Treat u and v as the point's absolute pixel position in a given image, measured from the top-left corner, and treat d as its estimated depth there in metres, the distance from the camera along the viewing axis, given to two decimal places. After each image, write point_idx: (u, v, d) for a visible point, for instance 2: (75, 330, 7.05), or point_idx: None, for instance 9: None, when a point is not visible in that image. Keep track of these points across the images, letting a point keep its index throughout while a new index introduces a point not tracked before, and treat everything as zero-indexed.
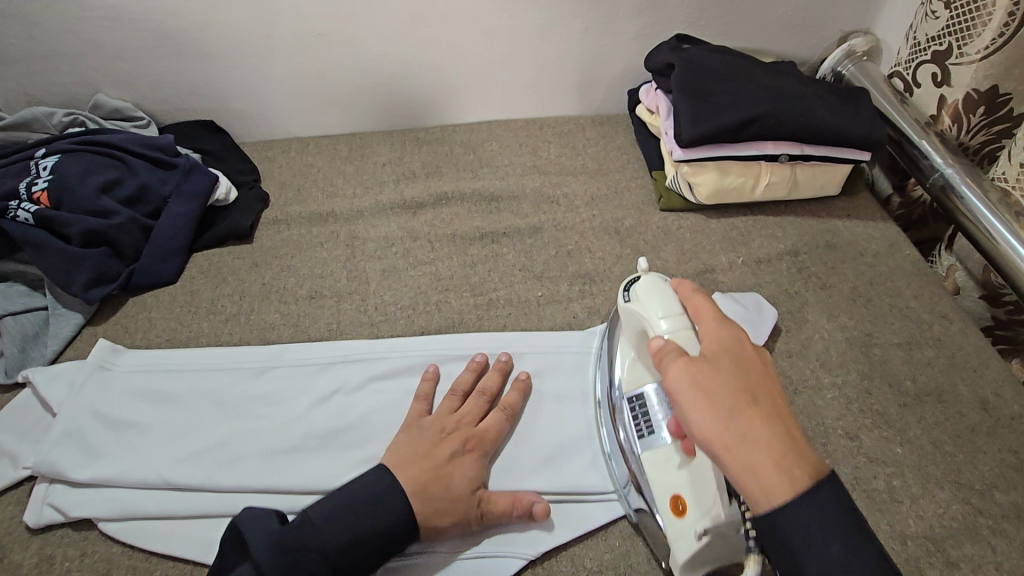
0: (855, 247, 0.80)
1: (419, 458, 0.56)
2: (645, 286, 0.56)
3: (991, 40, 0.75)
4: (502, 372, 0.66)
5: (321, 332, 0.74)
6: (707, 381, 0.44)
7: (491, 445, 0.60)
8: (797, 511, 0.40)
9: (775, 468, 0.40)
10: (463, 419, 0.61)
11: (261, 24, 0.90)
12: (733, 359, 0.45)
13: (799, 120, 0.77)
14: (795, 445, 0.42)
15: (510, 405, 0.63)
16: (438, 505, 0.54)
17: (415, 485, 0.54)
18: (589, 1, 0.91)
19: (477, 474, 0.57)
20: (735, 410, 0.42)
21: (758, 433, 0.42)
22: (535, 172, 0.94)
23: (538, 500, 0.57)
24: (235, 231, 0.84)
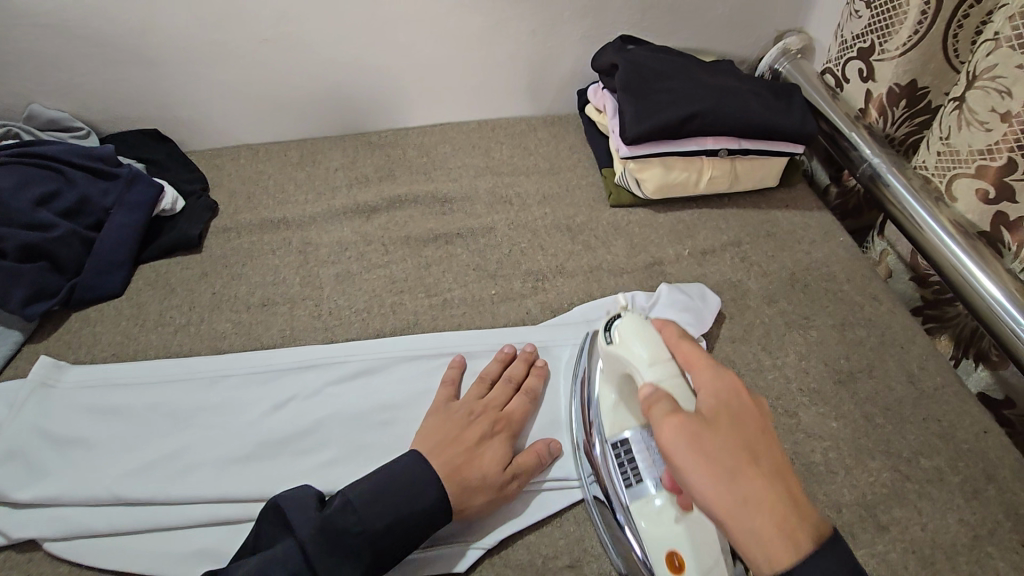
0: (794, 235, 0.84)
1: (450, 442, 0.58)
2: (628, 326, 0.53)
3: (908, 37, 0.80)
4: (528, 364, 0.67)
5: (274, 339, 0.74)
6: (705, 440, 0.40)
7: (518, 426, 0.62)
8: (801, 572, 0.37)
9: (779, 532, 0.38)
10: (489, 402, 0.63)
11: (205, 29, 0.89)
12: (729, 412, 0.42)
13: (736, 116, 0.81)
14: (800, 508, 0.39)
15: (533, 390, 0.65)
16: (473, 486, 0.56)
17: (448, 469, 0.56)
18: (534, 4, 0.93)
19: (507, 454, 0.59)
20: (738, 471, 0.39)
21: (761, 497, 0.39)
22: (488, 173, 0.95)
23: (552, 440, 0.62)
24: (183, 241, 0.83)
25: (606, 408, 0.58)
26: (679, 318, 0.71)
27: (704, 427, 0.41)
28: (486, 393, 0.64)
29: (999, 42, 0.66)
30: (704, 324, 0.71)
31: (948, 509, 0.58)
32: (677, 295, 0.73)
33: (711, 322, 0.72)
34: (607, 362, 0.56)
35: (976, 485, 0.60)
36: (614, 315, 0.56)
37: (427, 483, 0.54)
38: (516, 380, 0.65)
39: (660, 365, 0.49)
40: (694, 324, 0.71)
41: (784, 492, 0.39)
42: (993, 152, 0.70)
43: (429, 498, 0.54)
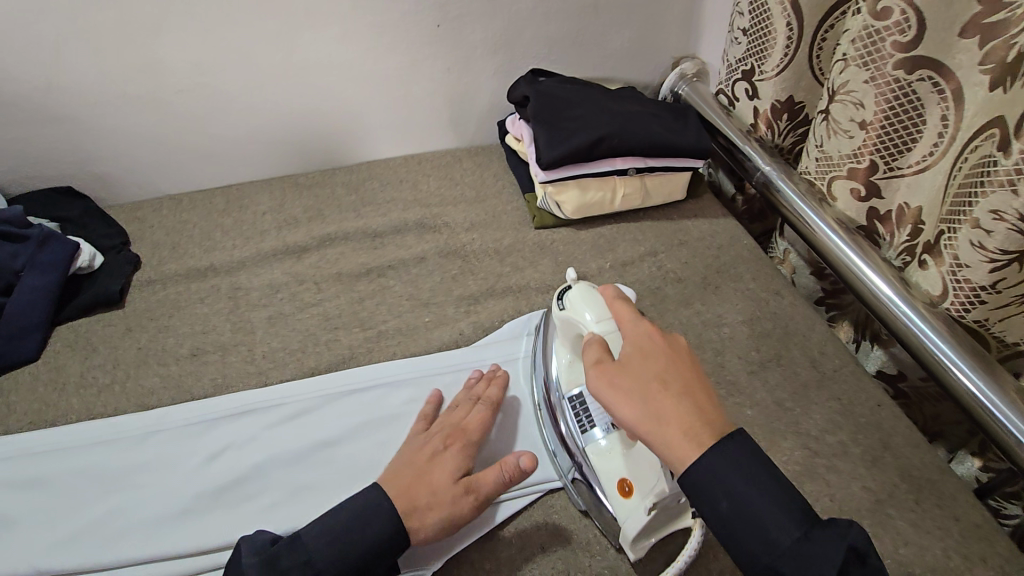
0: (703, 242, 0.91)
1: (404, 463, 0.59)
2: (577, 293, 0.62)
3: (780, 60, 0.90)
4: (487, 379, 0.70)
5: (205, 389, 0.72)
6: (620, 378, 0.50)
7: (473, 437, 0.63)
8: (709, 466, 0.44)
9: (683, 436, 0.46)
10: (447, 419, 0.65)
11: (116, 83, 0.89)
12: (644, 352, 0.51)
13: (638, 137, 0.87)
14: (705, 418, 0.47)
15: (490, 401, 0.67)
16: (424, 502, 0.56)
17: (398, 488, 0.56)
18: (447, 44, 0.98)
19: (458, 464, 0.59)
20: (647, 394, 0.48)
21: (666, 415, 0.47)
22: (417, 205, 0.98)
23: (522, 454, 0.59)
24: (104, 298, 0.81)
25: (563, 369, 0.66)
26: None
27: (619, 370, 0.51)
28: (448, 412, 0.66)
29: (848, 62, 0.75)
30: None
31: (852, 478, 0.64)
32: None
33: None
34: (562, 329, 0.64)
35: (874, 454, 0.66)
36: (566, 286, 0.65)
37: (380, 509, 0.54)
38: (475, 394, 0.68)
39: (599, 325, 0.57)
40: None
41: (690, 405, 0.47)
42: (858, 156, 0.79)
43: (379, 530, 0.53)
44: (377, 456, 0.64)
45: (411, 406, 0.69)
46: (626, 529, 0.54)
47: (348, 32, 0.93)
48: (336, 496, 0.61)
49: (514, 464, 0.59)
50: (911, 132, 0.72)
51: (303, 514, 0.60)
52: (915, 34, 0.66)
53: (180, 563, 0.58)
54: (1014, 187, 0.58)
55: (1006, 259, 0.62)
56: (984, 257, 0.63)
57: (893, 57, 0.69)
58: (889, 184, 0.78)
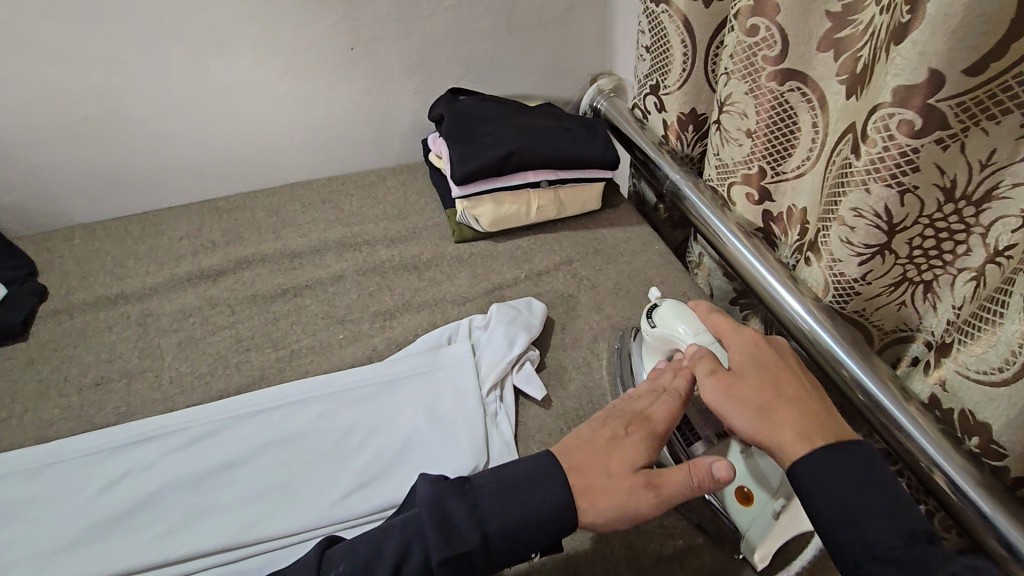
0: (617, 249, 0.95)
1: (581, 442, 0.57)
2: (669, 309, 0.67)
3: (680, 74, 0.95)
4: (677, 369, 0.63)
5: (108, 418, 0.71)
6: (737, 386, 0.56)
7: (658, 427, 0.57)
8: (820, 463, 0.49)
9: (800, 437, 0.51)
10: (630, 405, 0.60)
11: (17, 113, 0.87)
12: (754, 364, 0.58)
13: (546, 152, 0.91)
14: (820, 421, 0.52)
15: (681, 391, 0.60)
16: (597, 485, 0.53)
17: (573, 466, 0.55)
18: (362, 67, 1.01)
19: (640, 454, 0.55)
20: (762, 403, 0.54)
21: (786, 423, 0.53)
22: (338, 225, 0.99)
23: (716, 460, 0.52)
24: (5, 331, 0.79)
25: None
26: (511, 330, 0.76)
27: (733, 380, 0.57)
28: (631, 398, 0.62)
29: (730, 75, 0.79)
30: (533, 333, 0.77)
31: None
32: (506, 311, 0.79)
33: (541, 327, 0.78)
34: (651, 345, 0.69)
35: None
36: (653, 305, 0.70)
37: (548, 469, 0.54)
38: (661, 385, 0.62)
39: (698, 334, 0.64)
40: (525, 335, 0.76)
41: (804, 411, 0.53)
42: (749, 162, 0.84)
43: (549, 495, 0.53)
44: (277, 476, 0.64)
45: (315, 423, 0.69)
46: (753, 536, 0.59)
47: (261, 57, 0.94)
48: (237, 518, 0.61)
49: (704, 471, 0.52)
50: (789, 138, 0.77)
51: (199, 540, 0.59)
52: (780, 49, 0.71)
53: None
54: (867, 186, 0.62)
55: (871, 252, 0.66)
56: (852, 252, 0.68)
57: (766, 70, 0.74)
58: (777, 188, 0.83)
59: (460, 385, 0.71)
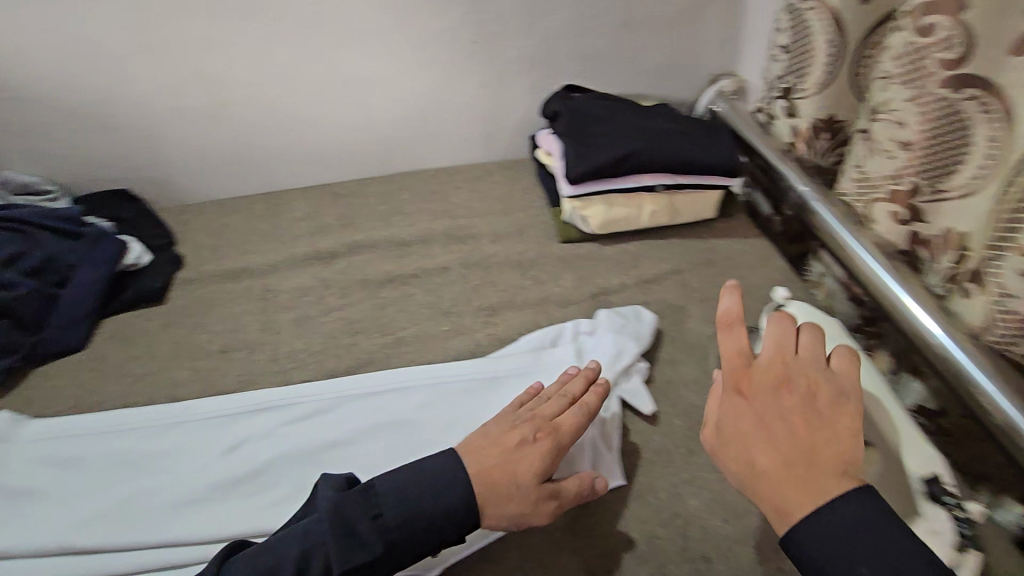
0: (732, 261, 0.89)
1: (489, 445, 0.56)
2: None
3: (821, 77, 0.87)
4: (587, 379, 0.64)
5: (231, 384, 0.75)
6: (718, 449, 0.48)
7: (565, 437, 0.58)
8: (800, 539, 0.42)
9: (777, 513, 0.43)
10: (540, 411, 0.60)
11: (173, 95, 0.95)
12: (735, 418, 0.47)
13: (665, 154, 0.86)
14: (802, 490, 0.43)
15: (588, 405, 0.61)
16: (505, 491, 0.53)
17: (481, 469, 0.54)
18: (480, 61, 1.01)
19: (545, 466, 0.55)
20: (742, 471, 0.46)
21: (766, 489, 0.44)
22: (445, 217, 1.00)
23: (598, 476, 0.58)
24: (146, 294, 0.86)
25: None
26: (620, 340, 0.73)
27: (716, 441, 0.48)
28: (542, 404, 0.61)
29: (890, 79, 0.72)
30: (643, 344, 0.73)
31: None
32: (615, 318, 0.76)
33: (650, 338, 0.75)
34: None
35: None
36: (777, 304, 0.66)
37: (454, 478, 0.53)
38: (570, 394, 0.62)
39: None
40: (633, 345, 0.72)
41: (789, 481, 0.43)
42: (898, 177, 0.74)
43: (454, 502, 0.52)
44: (376, 461, 0.65)
45: (417, 412, 0.69)
46: None
47: (388, 49, 0.97)
48: None
49: (586, 478, 0.57)
50: (957, 152, 0.67)
51: None
52: (962, 49, 0.62)
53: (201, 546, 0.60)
54: None
55: None
56: None
57: (938, 74, 0.65)
58: (933, 207, 0.72)
59: None
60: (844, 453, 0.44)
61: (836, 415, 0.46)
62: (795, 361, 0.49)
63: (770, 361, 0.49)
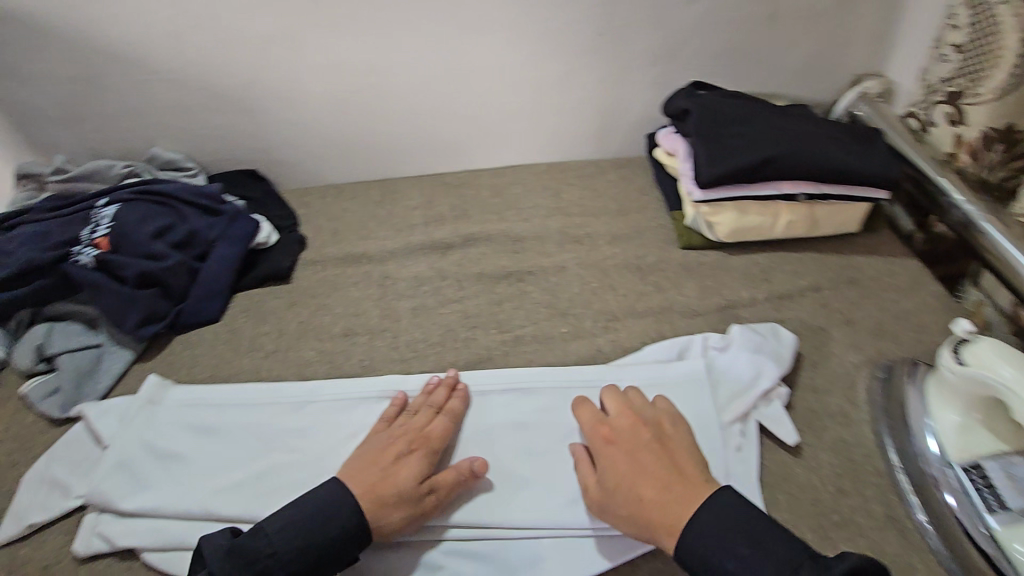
0: (879, 282, 0.81)
1: (366, 463, 0.60)
2: (987, 348, 0.57)
3: (1004, 81, 0.77)
4: (449, 388, 0.69)
5: (354, 368, 0.77)
6: (610, 500, 0.57)
7: (438, 443, 0.63)
8: (689, 550, 0.52)
9: (668, 534, 0.53)
10: (410, 424, 0.65)
11: (305, 81, 0.98)
12: (615, 474, 0.58)
13: (812, 161, 0.79)
14: (676, 505, 0.54)
15: (454, 411, 0.66)
16: (391, 500, 0.57)
17: (364, 488, 0.58)
18: (606, 55, 0.98)
19: (423, 470, 0.60)
20: (631, 510, 0.55)
21: (656, 517, 0.54)
22: (559, 214, 0.97)
23: (476, 458, 0.62)
24: (275, 273, 0.89)
25: (949, 432, 0.60)
26: (757, 361, 0.68)
27: (605, 497, 0.57)
28: (408, 419, 0.66)
29: None
30: (782, 366, 0.68)
31: None
32: (750, 336, 0.70)
33: (791, 360, 0.69)
34: (954, 386, 0.60)
35: None
36: (958, 338, 0.60)
37: (324, 513, 0.56)
38: (435, 403, 0.67)
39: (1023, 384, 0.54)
40: (772, 367, 0.67)
41: (668, 505, 0.54)
42: None
43: (338, 526, 0.55)
44: (492, 461, 0.64)
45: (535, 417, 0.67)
46: None
47: (513, 39, 0.95)
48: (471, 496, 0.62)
49: (465, 467, 0.61)
50: None
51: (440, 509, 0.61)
52: None
53: None
54: None
55: None
56: None
57: None
58: None
59: (694, 408, 0.65)
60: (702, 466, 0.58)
61: (678, 441, 0.59)
62: (634, 408, 0.63)
63: (619, 414, 0.62)
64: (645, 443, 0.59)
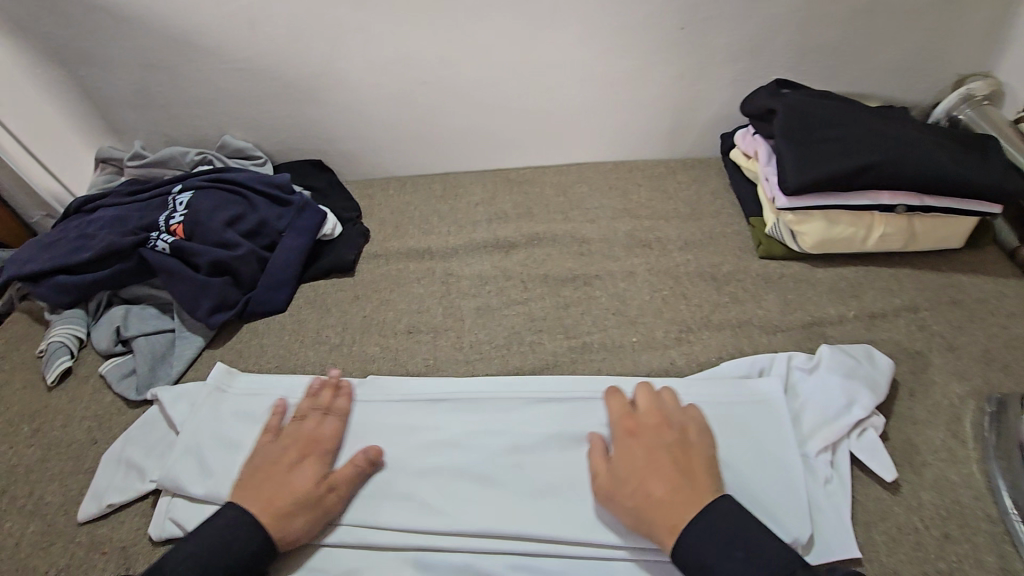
0: (985, 305, 0.74)
1: (264, 476, 0.60)
2: None
3: None
4: (334, 388, 0.70)
5: (418, 367, 0.76)
6: (617, 487, 0.55)
7: (328, 444, 0.64)
8: (691, 547, 0.50)
9: (669, 528, 0.52)
10: (301, 429, 0.65)
11: (374, 73, 0.96)
12: (627, 463, 0.56)
13: (916, 170, 0.73)
14: (682, 504, 0.52)
15: (341, 409, 0.68)
16: (290, 509, 0.58)
17: (263, 503, 0.58)
18: (687, 50, 0.92)
19: (318, 473, 0.61)
20: (637, 500, 0.54)
21: (664, 511, 0.52)
22: (626, 216, 0.93)
23: (369, 447, 0.64)
24: (339, 265, 0.89)
25: None
26: (850, 386, 0.62)
27: (614, 483, 0.56)
28: (299, 423, 0.65)
29: None
30: (878, 393, 0.63)
31: None
32: (842, 358, 0.65)
33: (887, 387, 0.64)
34: None
35: None
36: None
37: (238, 527, 0.56)
38: (322, 406, 0.67)
39: None
40: (867, 394, 0.62)
41: (676, 501, 0.52)
42: None
43: (249, 539, 0.55)
44: (564, 474, 0.62)
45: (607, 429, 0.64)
46: None
47: (590, 32, 0.90)
48: (539, 509, 0.60)
49: (360, 457, 0.62)
50: None
51: (508, 522, 0.59)
52: None
53: (398, 534, 0.60)
54: None
55: None
56: None
57: None
58: None
59: (779, 434, 0.61)
60: (711, 472, 0.55)
61: (696, 446, 0.57)
62: (662, 407, 0.60)
63: (648, 410, 0.60)
64: (663, 439, 0.57)
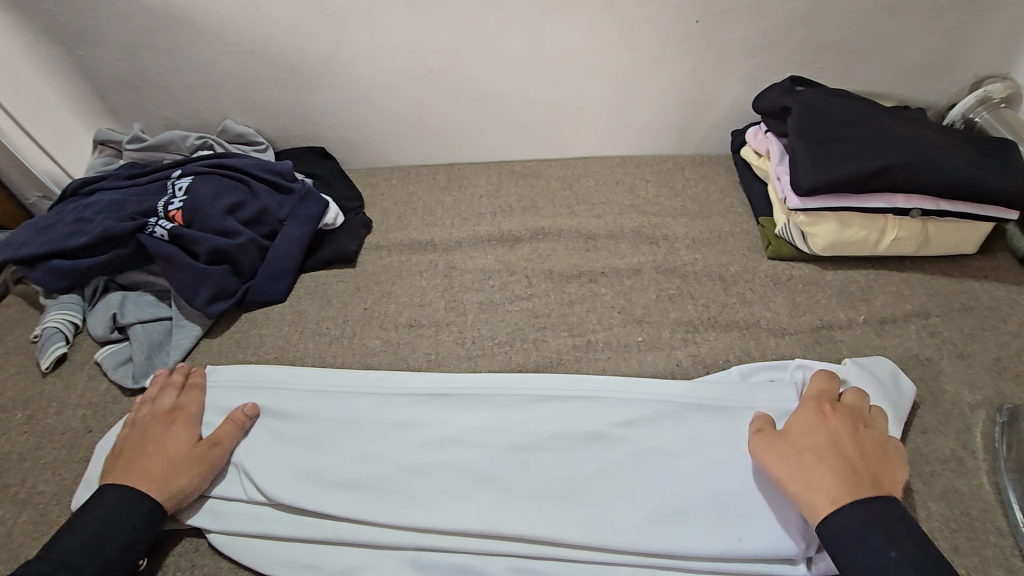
0: (997, 312, 0.73)
1: (134, 450, 0.61)
2: None
3: None
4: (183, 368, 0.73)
5: (419, 362, 0.75)
6: (782, 448, 0.55)
7: (191, 413, 0.67)
8: (838, 524, 0.49)
9: (827, 496, 0.51)
10: (159, 405, 0.67)
11: (381, 60, 0.93)
12: (806, 434, 0.56)
13: (934, 174, 0.71)
14: (851, 485, 0.51)
15: (195, 382, 0.71)
16: (171, 472, 0.60)
17: (142, 472, 0.59)
18: (703, 44, 0.90)
19: (190, 436, 0.64)
20: (801, 464, 0.53)
21: (827, 481, 0.51)
22: (633, 212, 0.92)
23: (236, 409, 0.67)
24: (341, 256, 0.87)
25: None
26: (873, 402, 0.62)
27: (783, 443, 0.56)
28: (158, 401, 0.68)
29: None
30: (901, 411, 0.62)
31: None
32: (867, 375, 0.64)
33: (910, 408, 0.63)
34: None
35: None
36: None
37: (129, 502, 0.57)
38: (174, 381, 0.70)
39: None
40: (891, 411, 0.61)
41: (842, 477, 0.51)
42: None
43: (137, 509, 0.57)
44: (567, 473, 0.61)
45: (611, 430, 0.64)
46: None
47: (605, 23, 0.88)
48: (541, 510, 0.59)
49: (237, 414, 0.67)
50: None
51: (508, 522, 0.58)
52: None
53: (398, 532, 0.59)
54: None
55: None
56: None
57: None
58: None
59: None
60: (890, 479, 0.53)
61: (885, 453, 0.55)
62: (865, 412, 0.58)
63: (848, 404, 0.59)
64: (849, 428, 0.56)
